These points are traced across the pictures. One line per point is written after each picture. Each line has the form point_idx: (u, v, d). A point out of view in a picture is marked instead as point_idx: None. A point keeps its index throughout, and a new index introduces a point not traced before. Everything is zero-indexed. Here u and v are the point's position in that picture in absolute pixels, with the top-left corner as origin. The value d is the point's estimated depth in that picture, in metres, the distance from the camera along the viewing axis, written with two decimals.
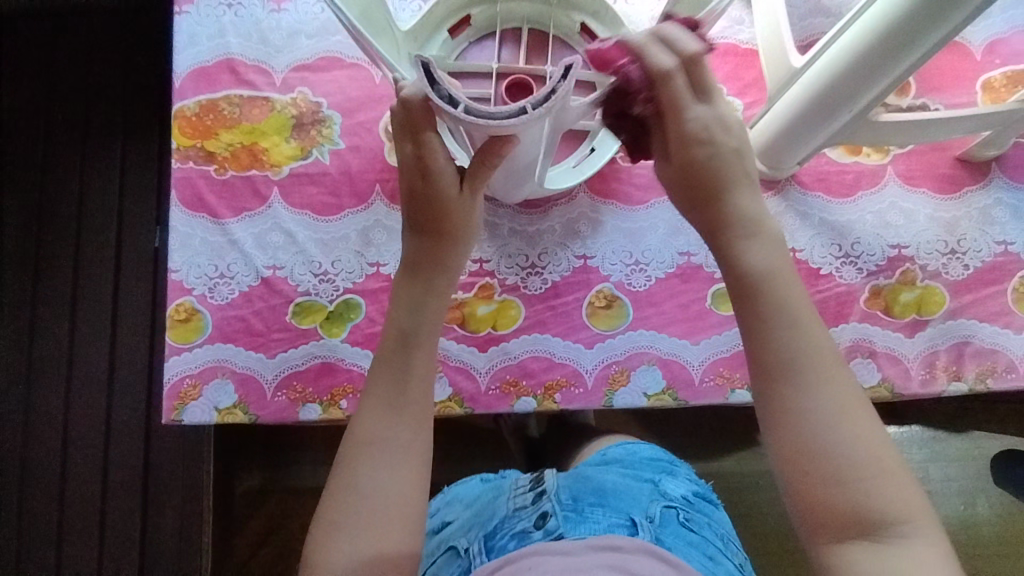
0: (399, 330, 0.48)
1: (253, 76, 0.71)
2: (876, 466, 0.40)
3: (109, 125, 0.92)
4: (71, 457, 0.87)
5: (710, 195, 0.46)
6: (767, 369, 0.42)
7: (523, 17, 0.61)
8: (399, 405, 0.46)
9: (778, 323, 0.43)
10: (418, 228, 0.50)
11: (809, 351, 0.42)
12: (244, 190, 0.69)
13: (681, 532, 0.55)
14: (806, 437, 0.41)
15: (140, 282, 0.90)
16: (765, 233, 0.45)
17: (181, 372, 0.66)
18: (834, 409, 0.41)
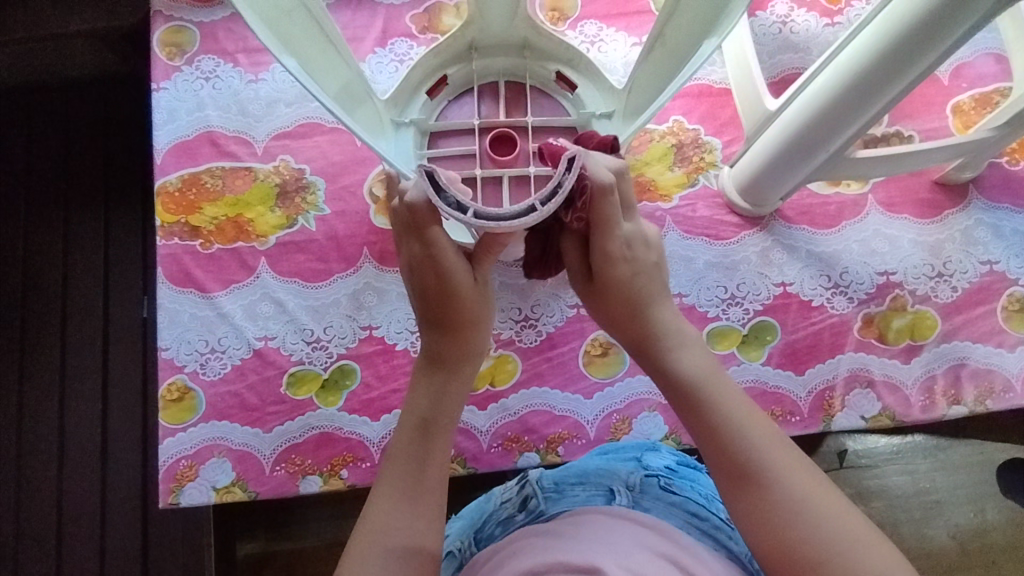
0: (417, 416, 0.47)
1: (234, 147, 0.71)
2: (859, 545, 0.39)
3: (90, 198, 0.92)
4: (66, 541, 0.85)
5: (631, 305, 0.49)
6: (734, 471, 0.42)
7: (499, 71, 0.61)
8: (414, 493, 0.44)
9: (718, 410, 0.44)
10: (434, 323, 0.49)
11: (760, 443, 0.43)
12: (231, 262, 0.69)
13: (663, 495, 0.51)
14: (783, 521, 0.40)
15: (130, 355, 0.89)
16: (686, 339, 0.48)
17: (176, 453, 0.65)
18: (799, 506, 0.40)
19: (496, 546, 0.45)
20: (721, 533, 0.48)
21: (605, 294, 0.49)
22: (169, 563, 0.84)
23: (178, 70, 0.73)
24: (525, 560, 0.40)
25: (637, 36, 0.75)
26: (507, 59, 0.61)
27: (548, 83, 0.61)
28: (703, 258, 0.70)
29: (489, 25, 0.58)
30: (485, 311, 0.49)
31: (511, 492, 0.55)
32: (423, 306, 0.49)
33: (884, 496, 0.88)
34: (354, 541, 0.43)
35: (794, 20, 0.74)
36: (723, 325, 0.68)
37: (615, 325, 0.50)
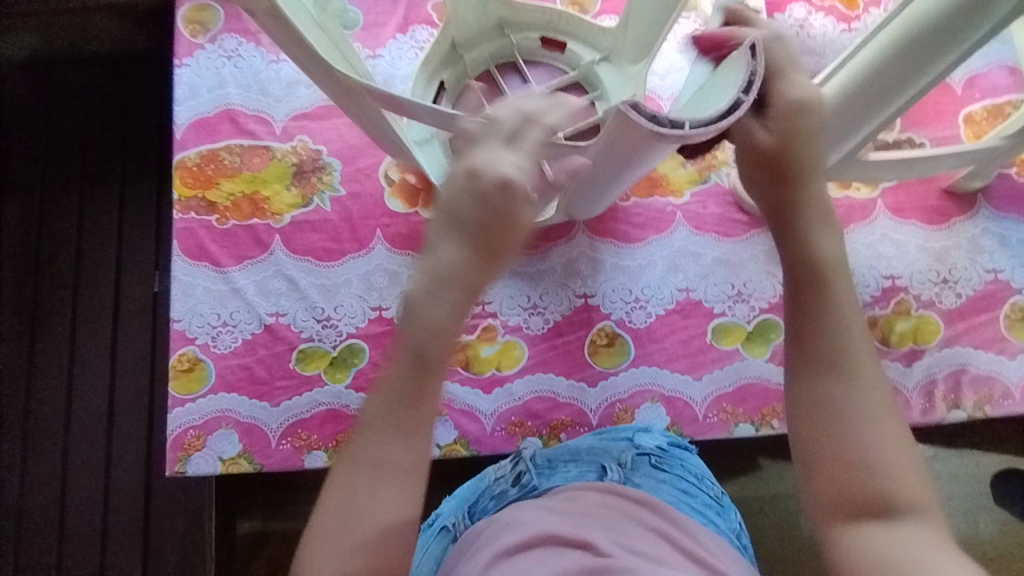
0: (412, 348, 0.45)
1: (253, 126, 0.72)
2: (894, 475, 0.43)
3: (106, 171, 0.93)
4: (69, 507, 0.86)
5: (781, 185, 0.51)
6: (816, 359, 0.47)
7: (487, 58, 0.68)
8: (399, 424, 0.43)
9: (829, 298, 0.48)
10: (452, 230, 0.47)
11: (858, 349, 0.47)
12: (245, 238, 0.70)
13: (653, 473, 0.53)
14: (842, 421, 0.45)
15: (139, 328, 0.90)
16: (829, 223, 0.51)
17: (184, 423, 0.66)
18: (867, 416, 0.44)
19: (488, 520, 0.46)
20: (705, 514, 0.52)
21: (763, 159, 0.51)
22: (170, 534, 0.85)
23: (201, 48, 0.74)
24: (518, 530, 0.42)
25: None
26: (494, 42, 0.68)
27: (536, 50, 0.69)
28: (711, 254, 0.71)
29: (463, 19, 0.66)
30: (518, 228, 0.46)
31: (504, 468, 0.56)
32: (442, 228, 0.47)
33: None
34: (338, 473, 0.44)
35: (811, 23, 0.75)
36: (728, 321, 0.69)
37: (764, 195, 0.52)
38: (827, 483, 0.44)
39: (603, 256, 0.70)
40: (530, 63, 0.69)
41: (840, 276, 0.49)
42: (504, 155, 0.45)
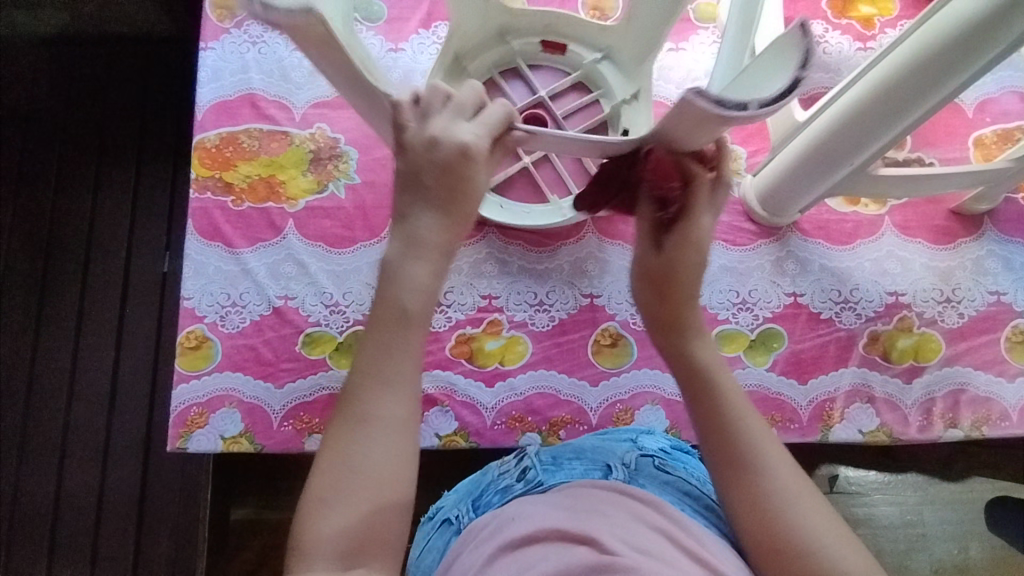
0: (400, 309, 0.45)
1: (273, 111, 0.74)
2: (783, 461, 0.46)
3: (124, 149, 0.94)
4: (66, 479, 0.86)
5: (673, 295, 0.53)
6: (694, 381, 0.50)
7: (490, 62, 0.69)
8: (387, 381, 0.43)
9: (722, 399, 0.48)
10: (413, 196, 0.47)
11: (720, 366, 0.50)
12: (259, 221, 0.71)
13: (658, 474, 0.52)
14: (728, 424, 0.47)
15: (147, 306, 0.91)
16: (704, 332, 0.53)
17: (188, 399, 0.66)
18: (745, 415, 0.47)
19: (494, 513, 0.47)
20: (714, 514, 0.50)
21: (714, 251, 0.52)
22: (165, 512, 0.86)
23: (227, 32, 0.75)
24: (523, 525, 0.43)
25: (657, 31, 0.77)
26: (494, 50, 0.69)
27: (536, 53, 0.70)
28: (718, 262, 0.71)
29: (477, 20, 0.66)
30: (472, 189, 0.47)
31: (508, 463, 0.57)
32: (406, 194, 0.47)
33: (871, 523, 0.89)
34: (332, 429, 0.43)
35: (827, 41, 0.76)
36: (731, 329, 0.70)
37: (650, 312, 0.54)
38: (738, 495, 0.45)
39: (611, 257, 0.71)
40: (531, 67, 0.70)
41: (690, 273, 0.53)
42: (466, 122, 0.47)
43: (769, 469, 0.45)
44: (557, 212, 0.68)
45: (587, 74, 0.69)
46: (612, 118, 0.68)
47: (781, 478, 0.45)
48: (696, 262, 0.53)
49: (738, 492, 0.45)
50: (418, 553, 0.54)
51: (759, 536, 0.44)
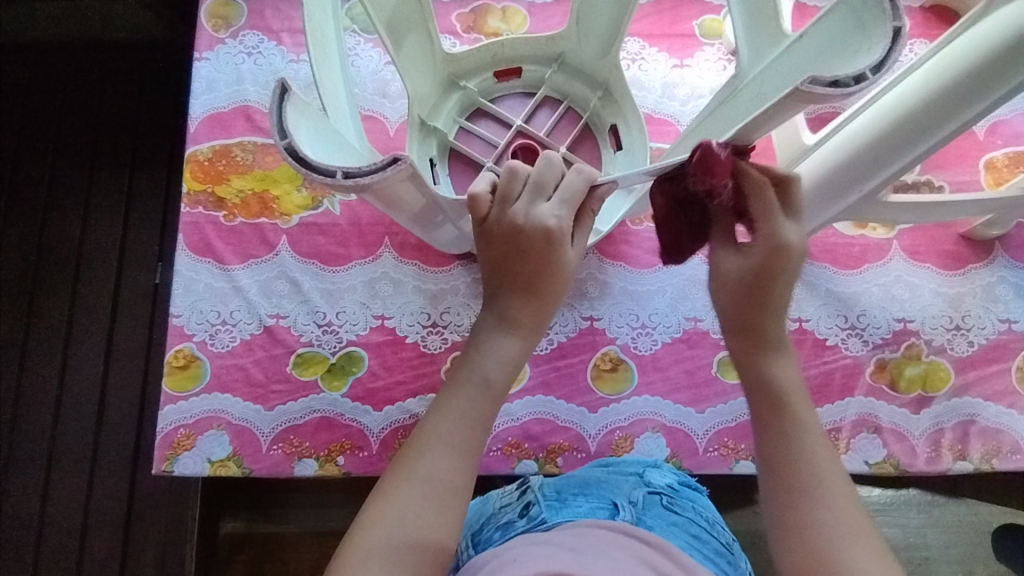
0: (479, 376, 0.46)
1: (268, 124, 0.72)
2: (837, 488, 0.42)
3: (118, 157, 0.92)
4: (52, 494, 0.84)
5: (758, 309, 0.48)
6: (774, 400, 0.46)
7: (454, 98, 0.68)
8: (448, 442, 0.44)
9: (795, 423, 0.45)
10: (495, 273, 0.49)
11: (801, 396, 0.47)
12: (252, 237, 0.69)
13: (666, 514, 0.51)
14: (792, 447, 0.44)
15: (137, 317, 0.89)
16: (786, 348, 0.48)
17: (175, 421, 0.64)
18: (810, 444, 0.44)
19: (495, 551, 0.42)
20: (719, 560, 0.49)
21: (747, 289, 0.48)
22: (153, 529, 0.84)
23: (222, 42, 0.74)
24: (528, 565, 0.38)
25: (658, 47, 0.75)
26: (453, 98, 0.68)
27: (494, 87, 0.69)
28: None
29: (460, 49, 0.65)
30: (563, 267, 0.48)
31: (511, 498, 0.55)
32: (494, 274, 0.49)
33: None
34: (385, 487, 0.43)
35: None
36: None
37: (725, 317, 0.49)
38: (785, 521, 0.42)
39: (611, 279, 0.69)
40: (493, 102, 0.69)
41: (782, 281, 0.47)
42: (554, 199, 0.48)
43: (822, 491, 0.42)
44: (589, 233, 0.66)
45: (552, 87, 0.69)
46: (597, 121, 0.68)
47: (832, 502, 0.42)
48: (787, 273, 0.47)
49: (783, 517, 0.42)
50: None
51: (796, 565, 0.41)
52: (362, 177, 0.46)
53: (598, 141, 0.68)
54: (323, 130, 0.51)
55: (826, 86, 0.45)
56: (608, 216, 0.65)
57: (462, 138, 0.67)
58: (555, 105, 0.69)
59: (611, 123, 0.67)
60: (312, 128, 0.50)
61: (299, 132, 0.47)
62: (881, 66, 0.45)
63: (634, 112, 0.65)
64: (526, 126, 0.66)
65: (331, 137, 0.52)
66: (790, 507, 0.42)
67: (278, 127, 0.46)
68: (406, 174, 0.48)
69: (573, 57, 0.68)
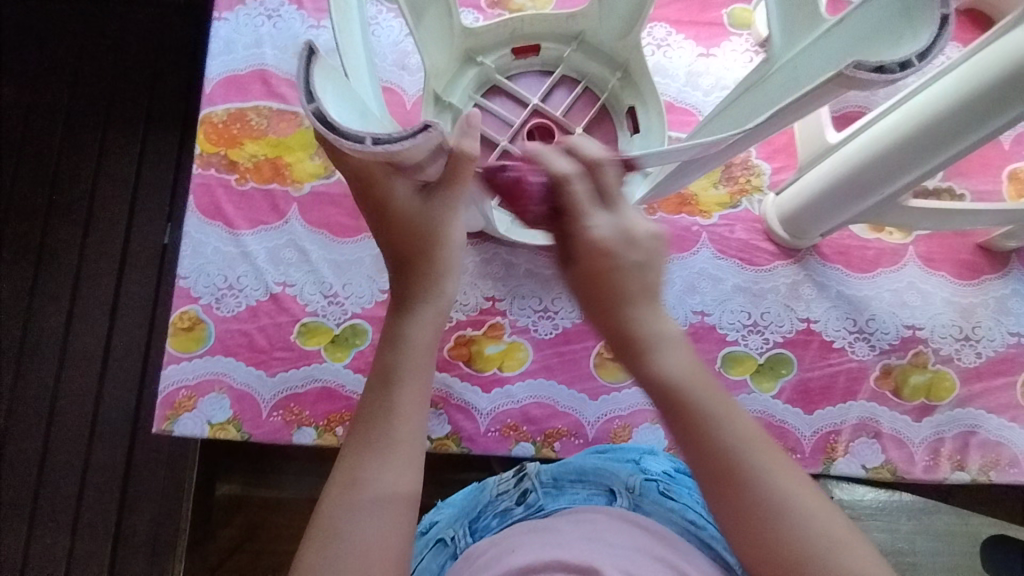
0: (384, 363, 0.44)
1: (284, 90, 0.71)
2: (789, 473, 0.39)
3: (132, 114, 0.92)
4: (53, 446, 0.85)
5: (608, 291, 0.46)
6: (678, 405, 0.41)
7: (467, 75, 0.67)
8: (380, 449, 0.40)
9: (708, 415, 0.40)
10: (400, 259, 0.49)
11: (694, 378, 0.42)
12: (262, 203, 0.68)
13: (663, 500, 0.49)
14: (724, 460, 0.39)
15: (145, 275, 0.89)
16: (664, 337, 0.44)
17: (177, 382, 0.64)
18: (731, 427, 0.40)
19: (492, 542, 0.43)
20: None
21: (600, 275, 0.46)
22: (152, 486, 0.85)
23: (242, 3, 0.73)
24: (525, 555, 0.39)
25: (684, 34, 0.74)
26: (468, 74, 0.66)
27: (510, 64, 0.68)
28: (731, 281, 0.69)
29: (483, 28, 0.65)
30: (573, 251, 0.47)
31: (507, 483, 0.54)
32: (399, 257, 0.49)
33: None
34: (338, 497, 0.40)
35: None
36: (740, 351, 0.67)
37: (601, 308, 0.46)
38: (739, 518, 0.38)
39: None
40: (509, 80, 0.68)
41: (619, 264, 0.46)
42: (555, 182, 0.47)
43: (777, 486, 0.38)
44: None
45: (570, 67, 0.68)
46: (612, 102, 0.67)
47: (788, 489, 0.38)
48: (627, 261, 0.46)
49: (743, 535, 0.38)
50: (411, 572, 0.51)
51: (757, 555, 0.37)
52: (391, 143, 0.44)
53: (614, 122, 0.67)
54: (346, 97, 0.50)
55: (871, 72, 0.46)
56: (622, 200, 0.65)
57: (477, 115, 0.66)
58: (572, 85, 0.68)
59: (630, 105, 0.66)
60: (337, 93, 0.48)
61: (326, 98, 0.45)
62: (927, 53, 0.46)
63: (655, 95, 0.65)
64: (543, 105, 0.66)
65: (354, 105, 0.50)
66: (746, 522, 0.38)
67: (305, 91, 0.44)
68: (434, 142, 0.46)
69: (597, 39, 0.67)
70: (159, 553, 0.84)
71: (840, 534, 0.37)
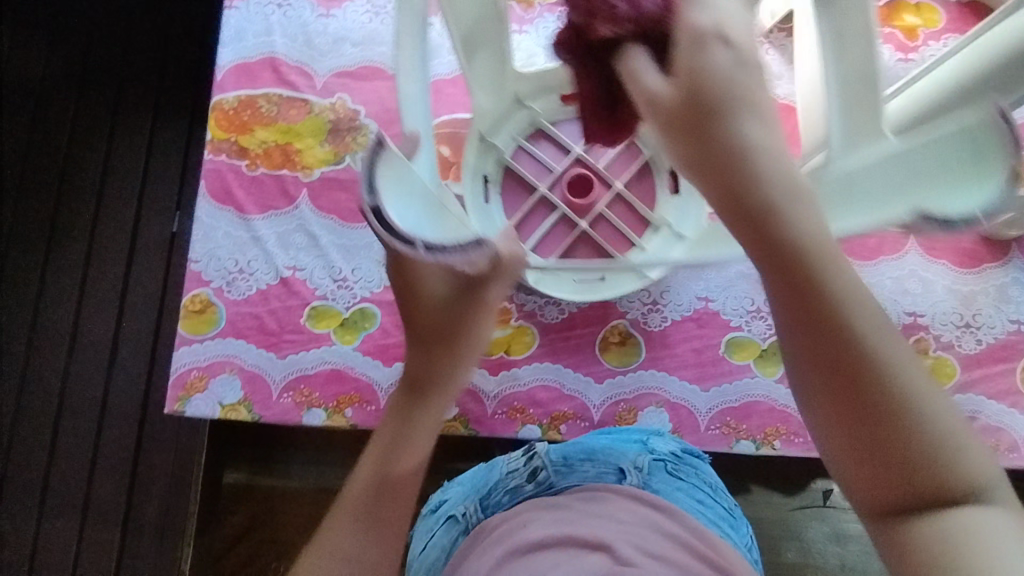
0: (378, 465, 0.39)
1: (295, 77, 0.72)
2: (951, 411, 0.28)
3: (141, 103, 0.92)
4: (64, 430, 0.86)
5: (716, 122, 0.31)
6: (822, 323, 0.28)
7: (514, 122, 0.67)
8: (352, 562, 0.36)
9: (835, 301, 0.29)
10: (417, 339, 0.40)
11: (818, 240, 0.30)
12: (273, 189, 0.69)
13: (670, 479, 0.52)
14: (879, 400, 0.28)
15: (155, 262, 0.90)
16: (790, 175, 0.30)
17: (189, 363, 0.65)
18: (861, 328, 0.28)
19: (504, 516, 0.44)
20: (723, 525, 0.50)
21: (676, 116, 0.32)
22: (161, 470, 0.86)
23: None
24: (536, 531, 0.40)
25: None
26: (516, 118, 0.67)
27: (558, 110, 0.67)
28: (736, 267, 0.70)
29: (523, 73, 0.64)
30: (666, 136, 0.32)
31: (516, 462, 0.54)
32: (415, 342, 0.40)
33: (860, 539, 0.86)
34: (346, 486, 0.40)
35: None
36: (743, 337, 0.68)
37: (687, 148, 0.31)
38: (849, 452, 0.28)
39: None
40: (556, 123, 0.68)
41: (724, 87, 0.31)
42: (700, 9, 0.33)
43: (943, 436, 0.27)
44: (634, 276, 0.66)
45: None
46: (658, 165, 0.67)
47: (952, 435, 0.28)
48: (729, 78, 0.31)
49: (882, 480, 0.28)
50: (423, 547, 0.53)
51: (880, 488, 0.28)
52: (440, 255, 0.39)
53: (655, 180, 0.67)
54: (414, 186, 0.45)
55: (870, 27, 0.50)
56: (654, 262, 0.65)
57: (519, 157, 0.68)
58: None
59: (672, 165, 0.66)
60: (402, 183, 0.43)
61: (388, 194, 0.41)
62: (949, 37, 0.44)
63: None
64: (587, 157, 0.67)
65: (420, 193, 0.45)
66: (885, 484, 0.28)
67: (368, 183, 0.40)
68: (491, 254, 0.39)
69: None
70: (167, 537, 0.85)
71: (995, 488, 0.28)
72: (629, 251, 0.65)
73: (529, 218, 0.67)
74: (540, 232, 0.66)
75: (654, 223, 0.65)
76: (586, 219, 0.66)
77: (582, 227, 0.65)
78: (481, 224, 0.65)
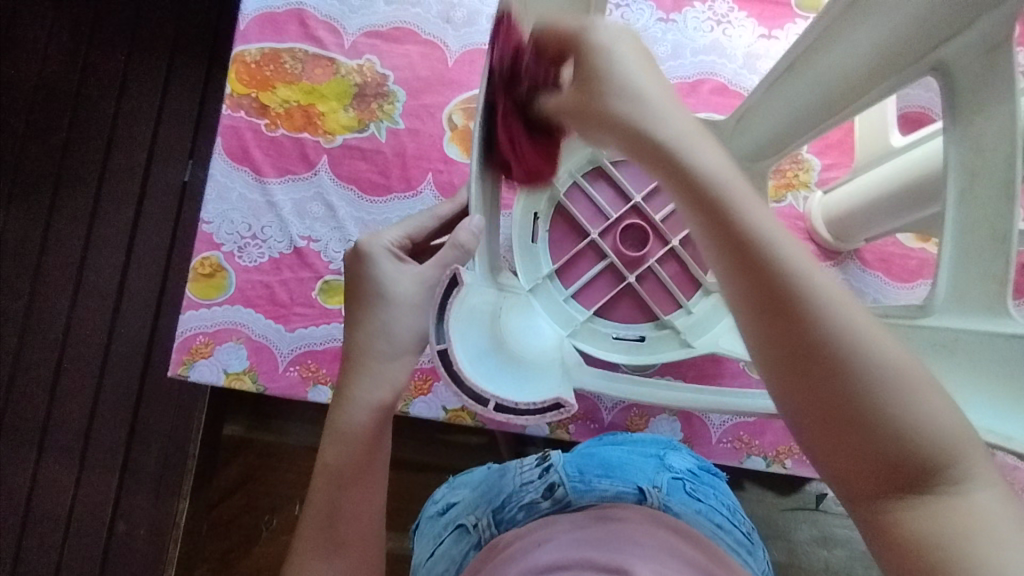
0: (336, 463, 0.40)
1: (322, 34, 0.68)
2: (907, 360, 0.26)
3: (159, 39, 0.87)
4: (63, 379, 0.82)
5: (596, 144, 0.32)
6: (774, 306, 0.26)
7: (573, 165, 0.66)
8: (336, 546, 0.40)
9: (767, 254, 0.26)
10: (361, 351, 0.43)
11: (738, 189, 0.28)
12: (292, 152, 0.66)
13: (689, 501, 0.52)
14: (834, 383, 0.25)
15: (166, 209, 0.86)
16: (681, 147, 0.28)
17: (195, 328, 0.63)
18: (792, 277, 0.26)
19: (517, 534, 0.44)
20: (741, 550, 0.50)
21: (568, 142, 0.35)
22: (160, 426, 0.83)
23: None
24: (551, 552, 0.39)
25: (747, 12, 0.70)
26: (577, 153, 0.66)
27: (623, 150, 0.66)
28: None
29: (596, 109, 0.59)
30: (608, 142, 0.32)
31: (530, 475, 0.53)
32: (359, 355, 0.43)
33: (849, 547, 0.85)
34: (332, 418, 0.42)
35: None
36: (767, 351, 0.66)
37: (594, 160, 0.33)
38: (815, 422, 0.26)
39: (661, 248, 0.67)
40: (614, 164, 0.68)
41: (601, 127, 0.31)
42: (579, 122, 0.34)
43: (902, 400, 0.25)
44: (677, 341, 0.64)
45: None
46: None
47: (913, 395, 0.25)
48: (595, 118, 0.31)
49: (847, 444, 0.25)
50: (430, 554, 0.52)
51: (850, 453, 0.25)
52: (516, 414, 0.37)
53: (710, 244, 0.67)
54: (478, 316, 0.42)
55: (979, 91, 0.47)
56: (700, 330, 0.63)
57: (572, 195, 0.67)
58: None
59: None
60: (472, 318, 0.41)
61: (456, 328, 0.39)
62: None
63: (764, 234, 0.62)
64: (644, 204, 0.67)
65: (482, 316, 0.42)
66: (856, 468, 0.25)
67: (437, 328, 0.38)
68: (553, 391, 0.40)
69: None
70: (164, 490, 0.84)
71: (962, 432, 0.25)
72: (674, 311, 0.66)
73: (575, 263, 0.67)
74: (585, 280, 0.66)
75: (705, 287, 0.65)
76: (634, 272, 0.66)
77: (629, 281, 0.66)
78: (525, 267, 0.64)
